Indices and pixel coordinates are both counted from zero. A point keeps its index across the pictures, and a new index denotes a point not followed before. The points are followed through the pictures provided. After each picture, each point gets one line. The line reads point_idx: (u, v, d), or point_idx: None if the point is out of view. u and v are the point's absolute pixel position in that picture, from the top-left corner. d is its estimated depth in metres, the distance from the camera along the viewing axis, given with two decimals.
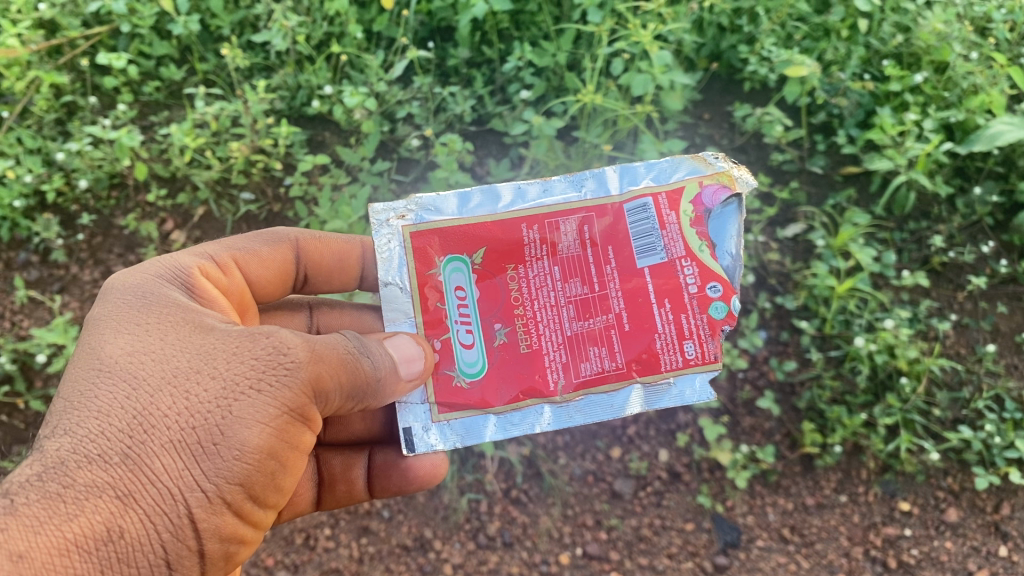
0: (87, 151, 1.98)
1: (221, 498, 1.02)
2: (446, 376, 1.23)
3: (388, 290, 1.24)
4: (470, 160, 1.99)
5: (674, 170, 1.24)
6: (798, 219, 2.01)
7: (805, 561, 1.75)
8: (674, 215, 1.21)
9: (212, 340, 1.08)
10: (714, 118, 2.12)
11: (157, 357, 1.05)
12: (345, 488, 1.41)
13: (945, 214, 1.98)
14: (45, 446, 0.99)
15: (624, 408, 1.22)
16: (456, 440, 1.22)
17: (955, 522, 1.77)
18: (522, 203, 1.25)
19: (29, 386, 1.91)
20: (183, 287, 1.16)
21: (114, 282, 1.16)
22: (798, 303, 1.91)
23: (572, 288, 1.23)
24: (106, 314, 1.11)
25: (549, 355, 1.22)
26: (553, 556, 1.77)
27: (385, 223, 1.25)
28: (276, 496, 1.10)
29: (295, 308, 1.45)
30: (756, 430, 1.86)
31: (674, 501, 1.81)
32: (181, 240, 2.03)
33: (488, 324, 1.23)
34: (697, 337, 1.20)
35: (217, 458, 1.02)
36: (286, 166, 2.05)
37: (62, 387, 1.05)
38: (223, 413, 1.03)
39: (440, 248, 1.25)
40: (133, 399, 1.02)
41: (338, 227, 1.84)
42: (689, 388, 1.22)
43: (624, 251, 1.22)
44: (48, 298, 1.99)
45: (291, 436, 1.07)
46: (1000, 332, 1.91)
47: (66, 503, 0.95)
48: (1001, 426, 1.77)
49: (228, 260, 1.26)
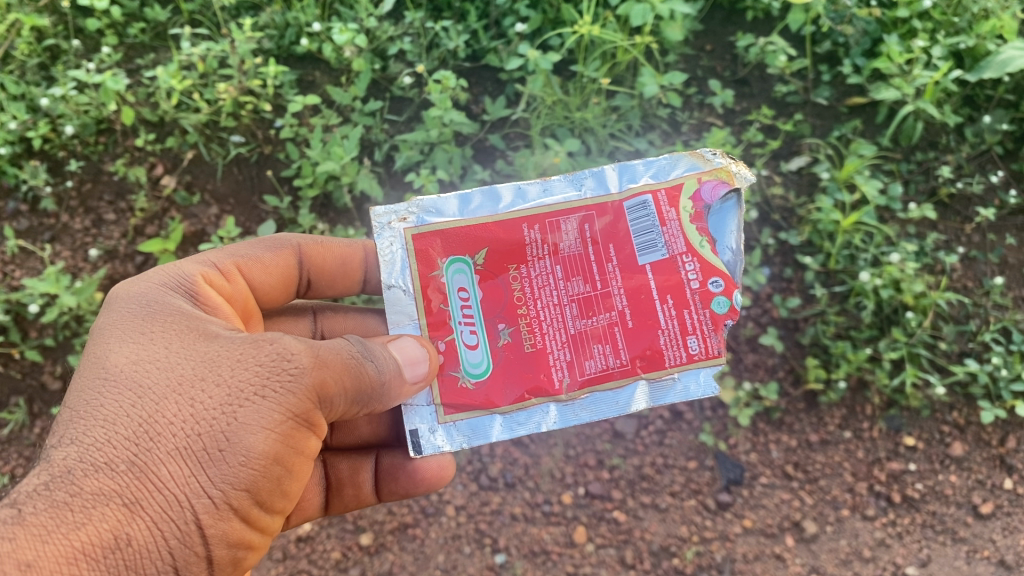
0: (72, 95, 1.93)
1: (228, 504, 1.01)
2: (451, 377, 1.19)
3: (391, 293, 1.21)
4: (464, 97, 1.93)
5: (673, 167, 1.22)
6: (803, 151, 1.95)
7: (808, 497, 1.75)
8: (674, 211, 1.19)
9: (216, 348, 1.07)
10: (716, 49, 2.05)
11: (163, 365, 1.04)
12: (353, 491, 1.40)
13: (954, 144, 1.93)
14: (52, 456, 0.98)
15: (629, 405, 1.20)
16: (463, 441, 1.19)
17: (960, 456, 1.76)
18: (523, 203, 1.22)
19: (25, 336, 1.88)
20: (187, 295, 1.15)
21: (120, 291, 1.15)
22: (802, 238, 1.87)
23: (574, 287, 1.20)
24: (110, 324, 1.10)
25: (553, 353, 1.19)
26: (556, 496, 1.76)
27: (386, 226, 1.22)
28: (283, 502, 1.09)
29: (298, 312, 1.42)
30: (759, 367, 1.83)
31: (676, 440, 1.79)
32: (171, 184, 1.98)
33: (492, 324, 1.20)
34: (700, 333, 1.18)
35: (222, 464, 1.00)
36: (276, 107, 1.99)
37: (69, 396, 1.04)
38: (229, 419, 1.01)
39: (442, 250, 1.21)
40: (139, 407, 1.01)
41: (330, 168, 1.79)
42: (694, 383, 1.19)
43: (626, 248, 1.20)
44: (39, 248, 1.94)
45: (296, 442, 1.06)
46: (1008, 265, 1.87)
47: (74, 511, 0.94)
48: (1009, 359, 1.75)
49: (231, 267, 1.24)
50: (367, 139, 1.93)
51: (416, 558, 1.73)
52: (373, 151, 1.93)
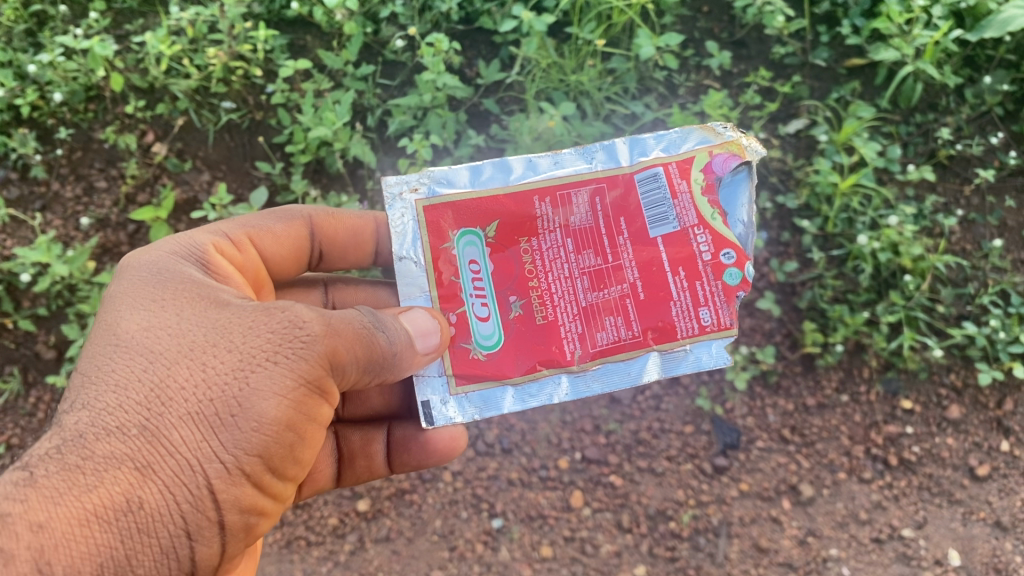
0: (60, 62, 1.89)
1: (240, 469, 1.00)
2: (462, 349, 1.18)
3: (402, 264, 1.19)
4: (457, 60, 1.90)
5: (683, 141, 1.21)
6: (801, 114, 1.93)
7: (805, 461, 1.75)
8: (685, 184, 1.18)
9: (228, 315, 1.06)
10: (714, 10, 2.02)
11: (174, 331, 1.03)
12: (365, 462, 1.39)
13: (953, 105, 1.90)
14: (64, 421, 0.98)
15: (641, 376, 1.19)
16: (475, 413, 1.17)
17: (957, 419, 1.76)
18: (533, 175, 1.21)
19: (17, 306, 1.86)
20: (198, 263, 1.13)
21: (131, 259, 1.14)
22: (799, 201, 1.85)
23: (585, 259, 1.18)
24: (121, 291, 1.09)
25: (565, 326, 1.18)
26: (552, 461, 1.76)
27: (398, 197, 1.20)
28: (295, 469, 1.08)
29: (310, 284, 1.41)
30: (755, 331, 1.83)
31: (672, 404, 1.79)
32: (163, 152, 1.95)
33: (503, 297, 1.19)
34: (712, 304, 1.17)
35: (234, 430, 0.99)
36: (267, 72, 1.96)
37: (80, 364, 1.03)
38: (240, 385, 1.00)
39: (453, 222, 1.20)
40: (150, 371, 1.00)
41: (323, 134, 1.77)
42: (706, 354, 1.18)
43: (636, 222, 1.19)
44: (29, 217, 1.91)
45: (309, 408, 1.05)
46: (1008, 227, 1.86)
47: (86, 475, 0.93)
48: (1007, 321, 1.75)
49: (243, 237, 1.23)
50: (360, 104, 1.91)
51: (413, 523, 1.74)
52: (366, 116, 1.91)
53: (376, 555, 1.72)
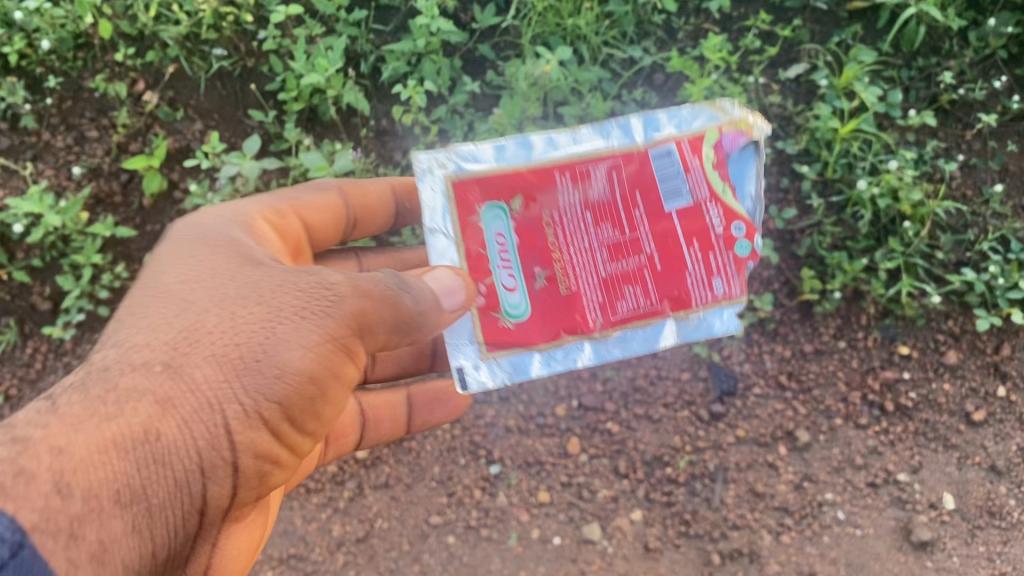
0: (47, 8, 1.86)
1: (260, 414, 0.97)
2: (490, 318, 1.18)
3: (433, 238, 1.17)
4: (451, 5, 1.86)
5: (694, 117, 1.17)
6: (801, 58, 1.89)
7: (802, 407, 1.75)
8: (697, 159, 1.15)
9: (260, 272, 1.06)
10: None
11: (207, 285, 1.04)
12: (388, 424, 1.40)
13: (956, 49, 1.86)
14: (93, 359, 0.97)
15: (658, 344, 1.19)
16: (506, 378, 1.18)
17: (954, 364, 1.76)
18: (553, 151, 1.17)
19: (12, 257, 1.83)
20: (242, 229, 1.15)
21: (179, 225, 1.16)
22: (799, 147, 1.83)
23: (603, 233, 1.16)
24: (166, 252, 1.11)
25: (587, 297, 1.17)
26: (549, 409, 1.76)
27: (426, 172, 1.17)
28: (315, 425, 1.05)
29: (343, 257, 1.38)
30: (753, 279, 1.82)
31: (669, 352, 1.78)
32: (154, 100, 1.92)
33: (529, 268, 1.17)
34: (724, 274, 1.16)
35: (257, 374, 0.97)
36: (258, 18, 1.92)
37: (117, 314, 1.05)
38: (267, 333, 0.99)
39: (479, 195, 1.17)
40: (183, 322, 0.99)
41: (316, 81, 1.74)
42: (719, 321, 1.18)
43: (652, 196, 1.15)
44: (21, 167, 1.89)
45: (335, 364, 1.03)
46: (1009, 172, 1.84)
47: (106, 402, 0.90)
48: (1005, 268, 1.74)
49: (285, 208, 1.24)
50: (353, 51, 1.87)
51: (412, 470, 1.75)
52: (360, 63, 1.88)
53: (375, 501, 1.73)
